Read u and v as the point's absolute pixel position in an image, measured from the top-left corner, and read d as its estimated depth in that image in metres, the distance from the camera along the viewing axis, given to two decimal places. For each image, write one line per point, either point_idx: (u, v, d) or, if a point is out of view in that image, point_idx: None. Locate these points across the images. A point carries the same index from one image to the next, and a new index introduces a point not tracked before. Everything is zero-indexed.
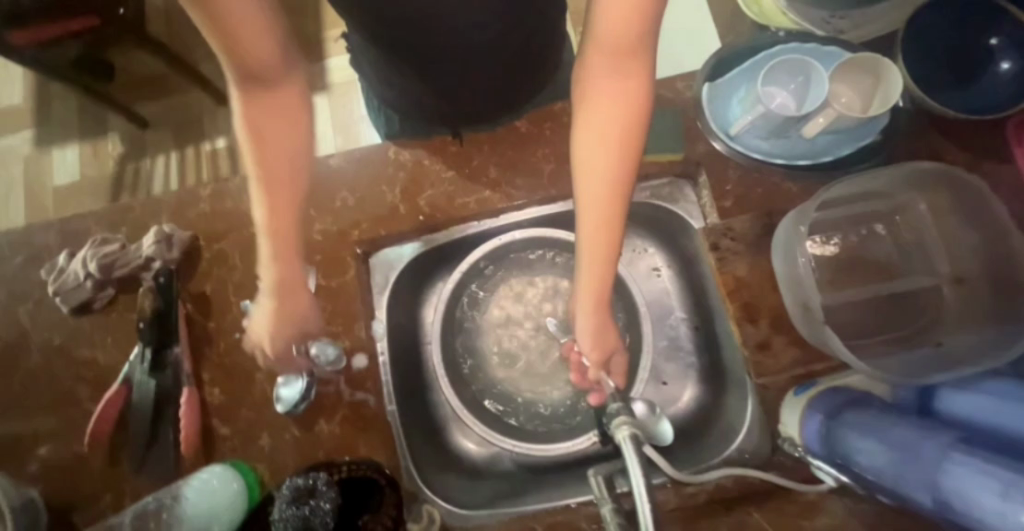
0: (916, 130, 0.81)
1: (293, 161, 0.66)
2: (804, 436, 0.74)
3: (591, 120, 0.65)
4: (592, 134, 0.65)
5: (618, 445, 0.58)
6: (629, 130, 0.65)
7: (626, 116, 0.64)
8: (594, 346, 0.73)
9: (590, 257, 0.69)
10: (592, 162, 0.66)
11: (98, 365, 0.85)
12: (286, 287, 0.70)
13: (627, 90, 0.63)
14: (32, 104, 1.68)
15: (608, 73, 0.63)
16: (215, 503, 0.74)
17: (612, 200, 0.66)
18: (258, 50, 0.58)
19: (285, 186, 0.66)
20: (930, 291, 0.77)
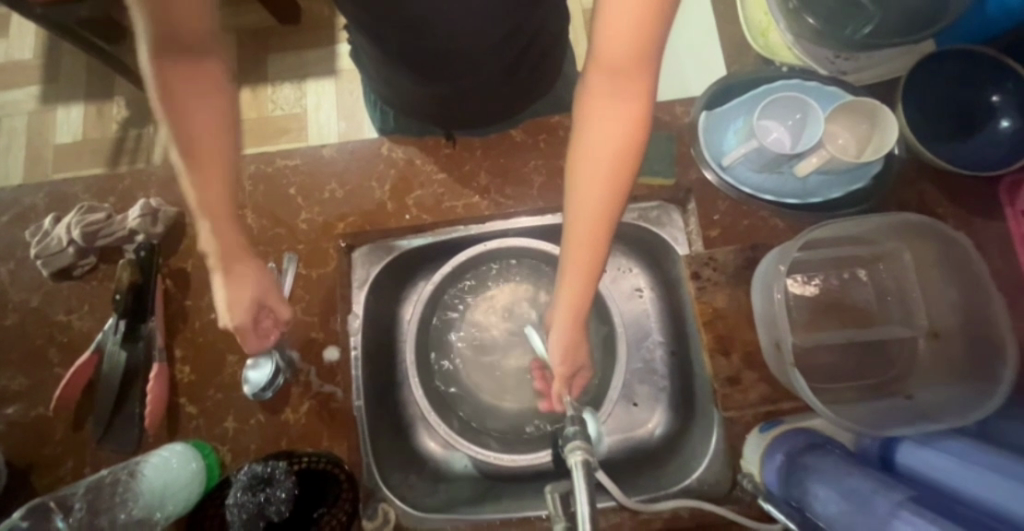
0: (907, 179, 0.82)
1: (219, 131, 0.64)
2: (764, 475, 0.74)
3: (588, 145, 0.61)
4: (587, 160, 0.62)
5: (570, 469, 0.59)
6: (622, 166, 0.61)
7: (624, 139, 0.60)
8: (562, 361, 0.72)
9: (569, 288, 0.67)
10: (582, 191, 0.63)
11: (72, 331, 0.86)
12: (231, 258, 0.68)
13: (623, 121, 0.59)
14: (41, 60, 1.68)
15: (611, 94, 0.59)
16: (167, 483, 0.73)
17: (594, 237, 0.64)
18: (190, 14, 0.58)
19: (216, 161, 0.64)
20: (904, 341, 0.77)
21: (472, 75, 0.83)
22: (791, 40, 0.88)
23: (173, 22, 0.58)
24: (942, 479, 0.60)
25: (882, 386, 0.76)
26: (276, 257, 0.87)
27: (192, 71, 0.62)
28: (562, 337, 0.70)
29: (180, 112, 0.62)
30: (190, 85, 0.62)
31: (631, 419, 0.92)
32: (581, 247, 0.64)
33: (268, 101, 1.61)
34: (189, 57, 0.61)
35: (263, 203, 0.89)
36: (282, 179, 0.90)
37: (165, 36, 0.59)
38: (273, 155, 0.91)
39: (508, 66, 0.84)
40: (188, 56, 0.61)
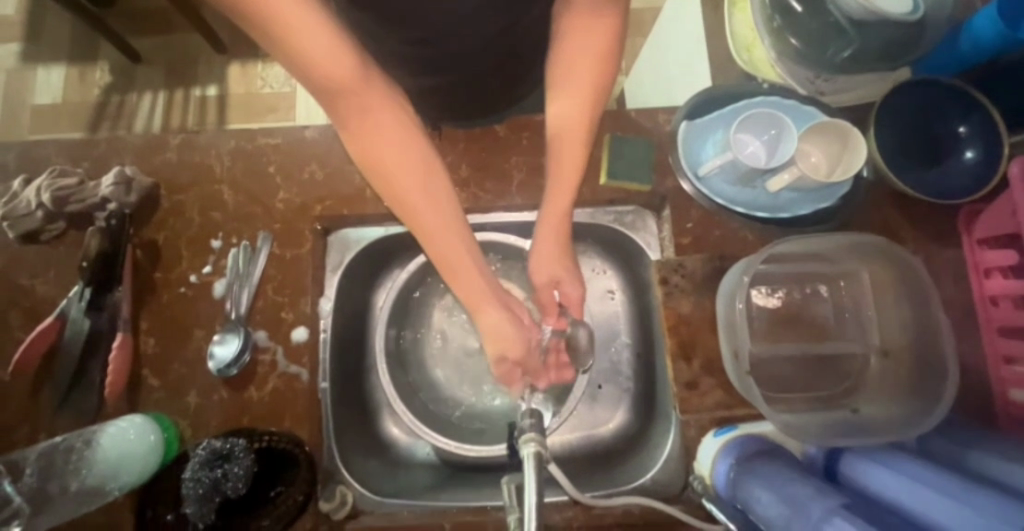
0: (870, 202, 0.85)
1: (424, 172, 0.67)
2: (713, 478, 0.77)
3: (569, 53, 0.73)
4: (568, 66, 0.74)
5: (522, 460, 0.61)
6: (601, 64, 0.73)
7: (598, 50, 0.72)
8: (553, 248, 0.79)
9: (556, 182, 0.76)
10: (562, 91, 0.74)
11: (36, 296, 0.84)
12: (476, 305, 0.72)
13: (600, 27, 0.71)
14: (24, 17, 1.63)
15: (588, 13, 0.71)
16: (128, 454, 0.73)
17: (579, 131, 0.74)
18: (337, 69, 0.59)
19: (435, 207, 0.67)
20: (856, 358, 0.80)
21: (459, 67, 0.83)
22: (774, 57, 0.89)
23: (330, 82, 0.59)
24: (878, 488, 0.63)
25: (832, 399, 0.79)
26: (250, 235, 0.87)
27: (371, 121, 0.64)
28: (549, 229, 0.77)
29: (375, 155, 0.65)
30: (383, 134, 0.65)
31: (594, 418, 0.94)
32: (568, 145, 0.75)
33: (258, 78, 1.60)
34: (365, 108, 0.63)
35: (241, 179, 0.89)
36: (262, 157, 0.89)
37: (323, 94, 0.61)
38: (254, 132, 0.90)
39: (496, 62, 0.84)
40: (366, 106, 0.63)
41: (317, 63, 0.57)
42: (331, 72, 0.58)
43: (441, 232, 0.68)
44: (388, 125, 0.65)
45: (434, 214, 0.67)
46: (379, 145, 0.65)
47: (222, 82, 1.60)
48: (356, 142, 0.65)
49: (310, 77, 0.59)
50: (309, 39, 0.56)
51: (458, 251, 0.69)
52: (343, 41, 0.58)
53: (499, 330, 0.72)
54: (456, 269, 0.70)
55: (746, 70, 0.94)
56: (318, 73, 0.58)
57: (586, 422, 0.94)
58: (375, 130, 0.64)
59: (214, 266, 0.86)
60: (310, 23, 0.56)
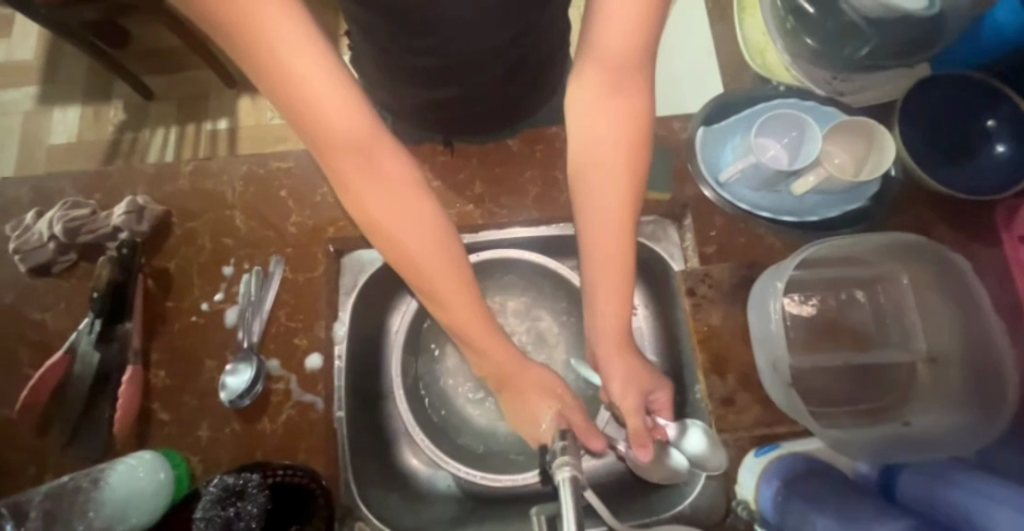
0: (905, 201, 0.82)
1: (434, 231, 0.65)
2: (759, 502, 0.72)
3: (591, 139, 0.65)
4: (591, 156, 0.66)
5: (556, 485, 0.56)
6: (635, 142, 0.65)
7: (626, 131, 0.64)
8: (624, 389, 0.70)
9: (601, 292, 0.68)
10: (589, 193, 0.67)
11: (46, 330, 0.82)
12: (507, 369, 0.71)
13: (626, 100, 0.63)
14: (43, 61, 1.68)
15: (607, 91, 0.63)
16: (136, 492, 0.69)
17: (618, 212, 0.66)
18: (354, 131, 0.58)
19: (447, 270, 0.66)
20: (903, 367, 0.75)
21: (470, 82, 0.82)
22: (789, 60, 0.88)
23: (344, 142, 0.58)
24: (943, 507, 0.58)
25: (879, 411, 0.74)
26: (263, 260, 0.85)
27: (381, 183, 0.62)
28: (608, 345, 0.70)
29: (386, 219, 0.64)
30: (390, 195, 0.63)
31: None
32: (609, 233, 0.66)
33: (267, 109, 1.62)
34: (373, 166, 0.61)
35: (252, 204, 0.87)
36: (274, 181, 0.88)
37: (330, 155, 0.59)
38: (265, 157, 0.89)
39: (506, 76, 0.84)
40: (374, 164, 0.61)
41: (328, 123, 0.56)
42: (343, 129, 0.57)
43: (453, 298, 0.67)
44: (400, 187, 0.63)
45: (444, 276, 0.66)
46: (385, 211, 0.63)
47: (233, 116, 1.62)
48: (360, 204, 0.63)
49: (317, 134, 0.57)
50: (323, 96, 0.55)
51: (470, 313, 0.68)
52: (354, 96, 0.57)
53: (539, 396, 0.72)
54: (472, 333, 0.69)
55: (760, 76, 0.92)
56: (330, 128, 0.57)
57: None
58: (389, 193, 0.63)
59: (226, 293, 0.84)
60: (319, 77, 0.54)
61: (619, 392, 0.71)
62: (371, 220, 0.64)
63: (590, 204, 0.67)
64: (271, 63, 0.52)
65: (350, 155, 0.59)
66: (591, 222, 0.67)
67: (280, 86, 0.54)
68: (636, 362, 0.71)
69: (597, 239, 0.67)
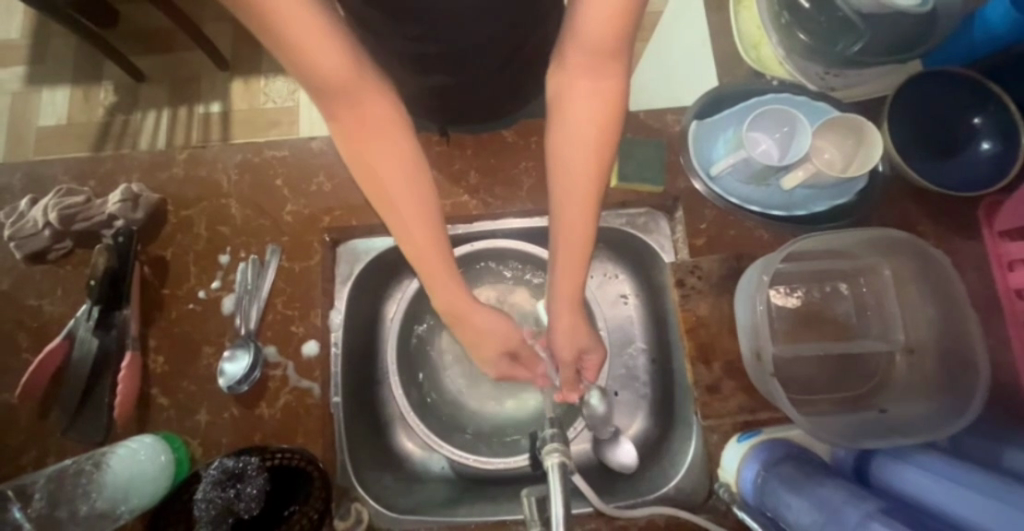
0: (890, 196, 0.84)
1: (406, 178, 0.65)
2: (740, 485, 0.75)
3: (566, 115, 0.65)
4: (567, 129, 0.65)
5: (545, 471, 0.59)
6: (608, 119, 0.64)
7: (602, 110, 0.64)
8: (566, 343, 0.73)
9: (562, 259, 0.69)
10: (562, 163, 0.66)
11: (44, 316, 0.83)
12: (460, 313, 0.69)
13: (604, 78, 0.63)
14: (29, 40, 1.64)
15: (586, 72, 0.63)
16: (138, 474, 0.72)
17: (584, 181, 0.66)
18: (334, 70, 0.57)
19: (417, 216, 0.65)
20: (881, 357, 0.78)
21: (466, 72, 0.82)
22: (783, 54, 0.89)
23: (320, 73, 0.57)
24: (913, 491, 0.61)
25: (858, 400, 0.77)
26: (259, 248, 0.86)
27: (359, 117, 0.62)
28: (562, 309, 0.71)
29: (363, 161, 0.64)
30: (370, 128, 0.63)
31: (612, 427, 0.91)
32: (574, 199, 0.67)
33: (260, 93, 1.60)
34: (355, 107, 0.61)
35: (249, 193, 0.88)
36: (269, 170, 0.89)
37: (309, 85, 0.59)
38: (261, 145, 0.90)
39: (502, 66, 0.84)
40: (357, 105, 0.61)
41: (305, 50, 0.55)
42: (324, 68, 0.57)
43: (421, 237, 0.65)
44: (379, 132, 0.63)
45: (414, 222, 0.65)
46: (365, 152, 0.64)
47: (225, 99, 1.60)
48: (343, 137, 0.63)
49: (298, 72, 0.57)
50: (299, 22, 0.54)
51: (437, 252, 0.66)
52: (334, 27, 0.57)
53: (491, 331, 0.71)
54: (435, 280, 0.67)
55: (756, 70, 0.94)
56: (311, 68, 0.57)
57: None
58: (366, 136, 0.63)
59: (223, 281, 0.85)
60: (297, 3, 0.53)
61: (562, 347, 0.74)
62: (351, 153, 0.64)
63: (563, 174, 0.67)
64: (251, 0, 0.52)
65: (329, 87, 0.59)
66: (563, 192, 0.67)
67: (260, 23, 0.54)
68: (582, 318, 0.72)
69: (572, 210, 0.67)
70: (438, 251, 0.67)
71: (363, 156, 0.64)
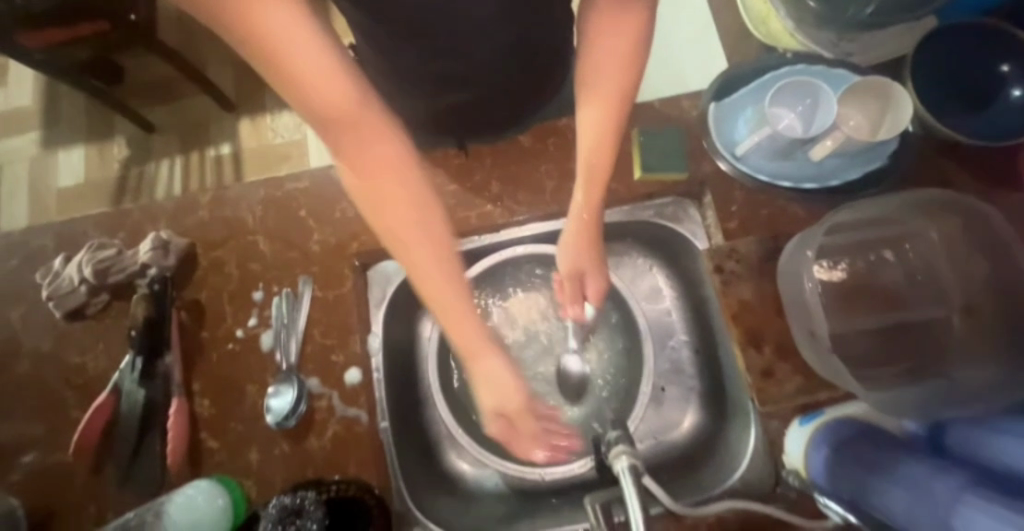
0: (925, 155, 0.81)
1: (415, 208, 0.61)
2: (809, 470, 0.72)
3: (596, 59, 0.69)
4: (594, 71, 0.70)
5: (617, 477, 0.58)
6: (630, 59, 0.68)
7: (626, 51, 0.68)
8: (570, 265, 0.79)
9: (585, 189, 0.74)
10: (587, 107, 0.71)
11: (88, 372, 0.84)
12: (472, 350, 0.65)
13: (624, 27, 0.67)
14: (42, 105, 1.69)
15: (612, 15, 0.67)
16: (199, 519, 0.72)
17: (608, 138, 0.71)
18: (337, 99, 0.55)
19: (432, 243, 0.62)
20: (940, 322, 0.74)
21: (479, 83, 0.82)
22: (792, 26, 0.87)
23: (327, 107, 0.55)
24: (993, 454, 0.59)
25: (923, 369, 0.73)
26: (291, 281, 0.86)
27: (367, 155, 0.59)
28: (578, 229, 0.77)
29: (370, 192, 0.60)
30: (381, 164, 0.60)
31: (664, 423, 0.89)
32: (595, 161, 0.71)
33: (269, 130, 1.62)
34: (360, 141, 0.58)
35: (274, 227, 0.88)
36: (293, 202, 0.89)
37: (318, 121, 0.57)
38: (282, 179, 0.90)
39: (513, 73, 0.84)
40: (365, 139, 0.58)
41: (313, 85, 0.54)
42: (325, 98, 0.55)
43: (429, 278, 0.62)
44: (385, 163, 0.59)
45: (429, 251, 0.62)
46: (372, 185, 0.60)
47: (235, 140, 1.62)
48: (348, 170, 0.60)
49: (303, 103, 0.55)
50: (305, 55, 0.53)
51: (449, 288, 0.63)
52: (343, 61, 0.55)
53: (503, 375, 0.65)
54: (446, 312, 0.63)
55: (765, 44, 0.92)
56: (315, 101, 0.55)
57: (659, 427, 0.89)
58: (372, 166, 0.59)
59: (259, 318, 0.85)
60: (306, 40, 0.53)
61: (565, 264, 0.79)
62: (362, 190, 0.60)
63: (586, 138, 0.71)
64: (253, 25, 0.51)
65: (336, 123, 0.57)
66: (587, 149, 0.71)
67: (264, 53, 0.53)
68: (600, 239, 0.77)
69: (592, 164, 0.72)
70: (450, 282, 0.62)
71: (376, 189, 0.60)
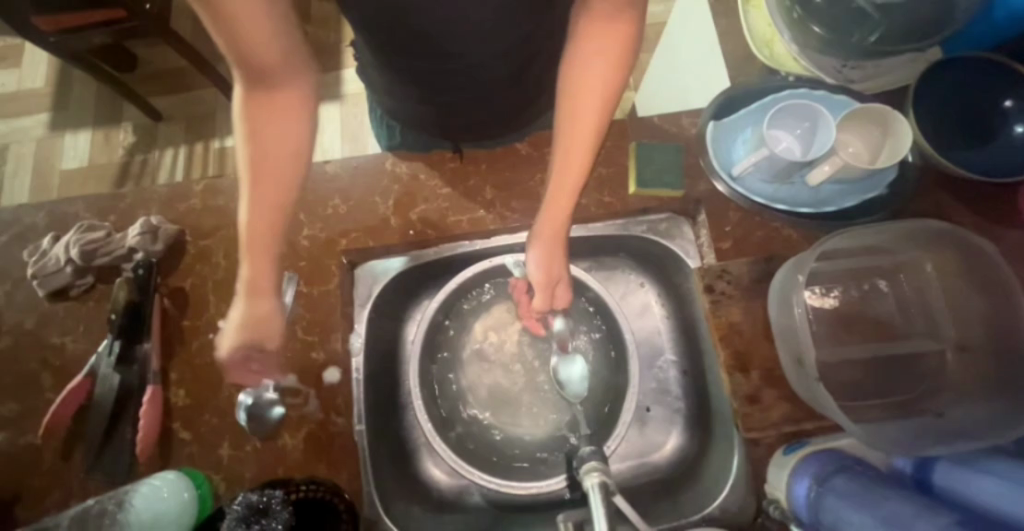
0: (925, 187, 0.81)
1: (297, 154, 0.67)
2: (791, 501, 0.70)
3: (582, 62, 0.73)
4: (580, 67, 0.73)
5: (585, 492, 0.57)
6: (614, 64, 0.72)
7: (614, 54, 0.72)
8: (539, 272, 0.77)
9: (562, 175, 0.74)
10: (575, 95, 0.73)
11: (66, 354, 0.83)
12: (254, 289, 0.69)
13: (613, 34, 0.71)
14: (53, 88, 1.70)
15: (605, 16, 0.70)
16: (160, 513, 0.69)
17: (588, 137, 0.73)
18: (263, 46, 0.59)
19: (285, 184, 0.67)
20: (931, 356, 0.73)
21: (477, 87, 0.82)
22: (797, 49, 0.86)
23: (252, 53, 0.59)
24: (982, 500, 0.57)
25: (911, 404, 0.72)
26: (277, 276, 0.85)
27: (274, 101, 0.65)
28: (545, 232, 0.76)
29: (268, 136, 0.66)
30: (274, 108, 0.65)
31: (646, 443, 0.88)
32: (573, 160, 0.73)
33: None
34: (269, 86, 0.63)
35: None
36: None
37: (238, 61, 0.60)
38: None
39: (512, 80, 0.84)
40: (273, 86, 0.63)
41: (243, 28, 0.56)
42: (253, 41, 0.58)
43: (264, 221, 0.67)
44: (288, 110, 0.65)
45: (275, 190, 0.67)
46: (272, 129, 0.65)
47: None
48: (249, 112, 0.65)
49: (232, 43, 0.57)
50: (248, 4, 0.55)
51: (261, 233, 0.67)
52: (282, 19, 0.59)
53: (271, 318, 0.71)
54: (257, 248, 0.68)
55: (768, 66, 0.90)
56: (243, 45, 0.58)
57: (641, 447, 0.87)
58: (272, 110, 0.65)
59: None
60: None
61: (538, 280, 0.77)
62: (254, 127, 0.65)
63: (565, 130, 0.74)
64: None
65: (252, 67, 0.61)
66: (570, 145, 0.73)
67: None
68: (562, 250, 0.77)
69: (568, 166, 0.73)
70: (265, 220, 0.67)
71: (265, 130, 0.65)
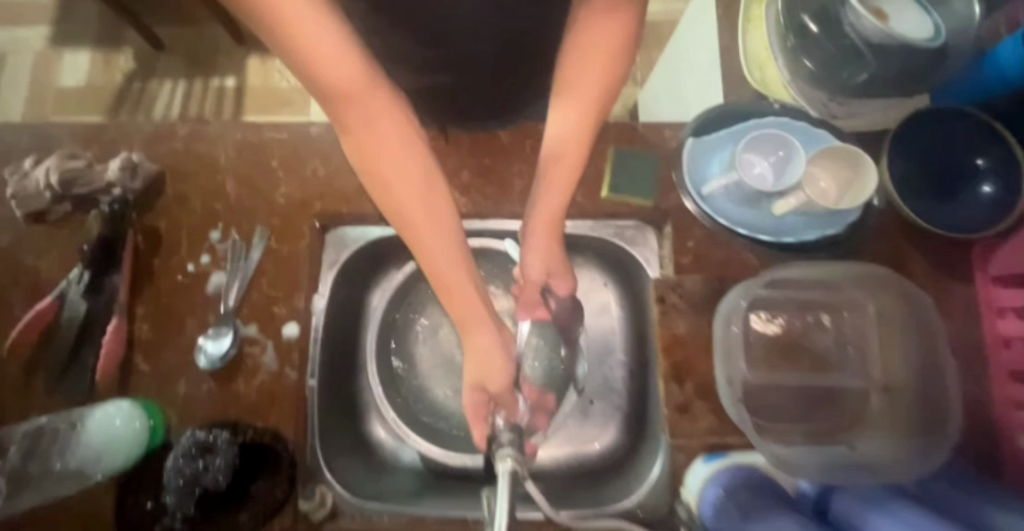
0: (883, 230, 0.84)
1: (415, 175, 0.67)
2: (700, 506, 0.75)
3: (574, 57, 0.73)
4: (575, 59, 0.73)
5: (498, 475, 0.64)
6: (609, 54, 0.71)
7: (609, 45, 0.71)
8: (537, 264, 0.80)
9: (555, 171, 0.76)
10: (568, 85, 0.74)
11: (38, 275, 0.86)
12: (469, 321, 0.73)
13: (611, 27, 0.70)
14: (56, 1, 1.67)
15: (602, 9, 0.69)
16: (112, 437, 0.74)
17: (579, 130, 0.74)
18: (344, 77, 0.59)
19: (419, 209, 0.67)
20: (856, 392, 0.77)
21: (466, 71, 0.83)
22: (787, 78, 0.86)
23: (337, 86, 0.60)
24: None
25: (829, 433, 0.76)
26: (250, 228, 0.87)
27: (374, 128, 0.64)
28: (539, 226, 0.78)
29: (379, 164, 0.66)
30: (382, 140, 0.65)
31: (582, 434, 0.92)
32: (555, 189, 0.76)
33: (276, 72, 1.63)
34: (366, 115, 0.63)
35: (244, 171, 0.89)
36: (266, 151, 0.90)
37: (324, 96, 0.61)
38: (261, 126, 0.91)
39: (502, 67, 0.84)
40: (370, 117, 0.63)
41: (323, 65, 0.58)
42: (335, 77, 0.59)
43: (440, 258, 0.69)
44: (388, 135, 0.65)
45: (423, 220, 0.67)
46: (381, 159, 0.65)
47: (241, 75, 1.63)
48: (355, 146, 0.66)
49: (318, 83, 0.60)
50: (317, 37, 0.57)
51: (454, 272, 0.70)
52: (355, 51, 0.60)
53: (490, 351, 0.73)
54: (450, 285, 0.70)
55: (758, 90, 0.92)
56: (330, 82, 0.59)
57: (576, 437, 0.92)
58: (376, 137, 0.65)
59: (212, 257, 0.86)
60: (322, 31, 0.57)
61: (533, 267, 0.80)
62: (364, 161, 0.66)
63: (553, 150, 0.76)
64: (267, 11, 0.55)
65: (342, 99, 0.61)
66: (550, 168, 0.76)
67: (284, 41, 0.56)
68: (558, 245, 0.79)
69: (550, 193, 0.76)
70: (451, 259, 0.69)
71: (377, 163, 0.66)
